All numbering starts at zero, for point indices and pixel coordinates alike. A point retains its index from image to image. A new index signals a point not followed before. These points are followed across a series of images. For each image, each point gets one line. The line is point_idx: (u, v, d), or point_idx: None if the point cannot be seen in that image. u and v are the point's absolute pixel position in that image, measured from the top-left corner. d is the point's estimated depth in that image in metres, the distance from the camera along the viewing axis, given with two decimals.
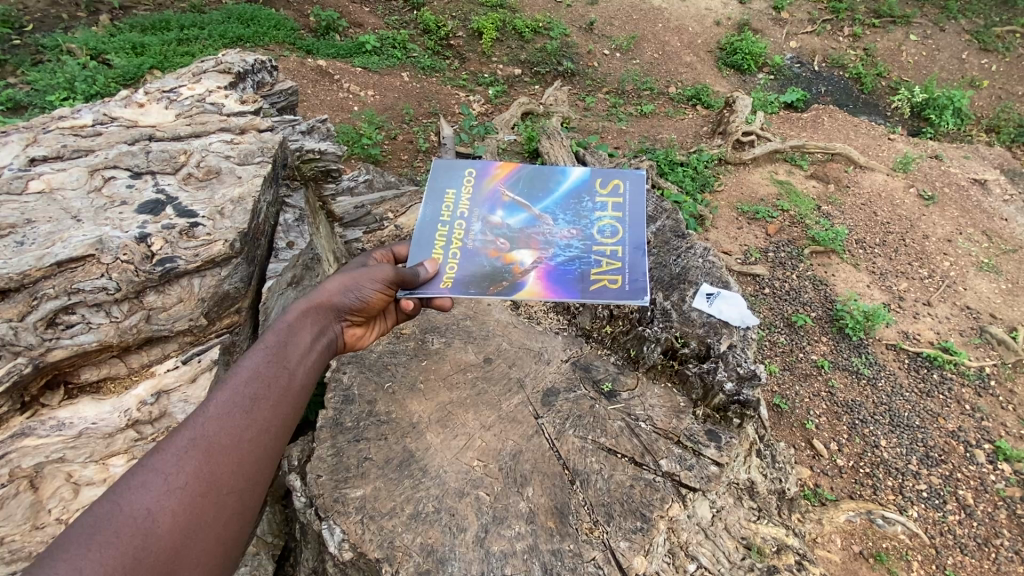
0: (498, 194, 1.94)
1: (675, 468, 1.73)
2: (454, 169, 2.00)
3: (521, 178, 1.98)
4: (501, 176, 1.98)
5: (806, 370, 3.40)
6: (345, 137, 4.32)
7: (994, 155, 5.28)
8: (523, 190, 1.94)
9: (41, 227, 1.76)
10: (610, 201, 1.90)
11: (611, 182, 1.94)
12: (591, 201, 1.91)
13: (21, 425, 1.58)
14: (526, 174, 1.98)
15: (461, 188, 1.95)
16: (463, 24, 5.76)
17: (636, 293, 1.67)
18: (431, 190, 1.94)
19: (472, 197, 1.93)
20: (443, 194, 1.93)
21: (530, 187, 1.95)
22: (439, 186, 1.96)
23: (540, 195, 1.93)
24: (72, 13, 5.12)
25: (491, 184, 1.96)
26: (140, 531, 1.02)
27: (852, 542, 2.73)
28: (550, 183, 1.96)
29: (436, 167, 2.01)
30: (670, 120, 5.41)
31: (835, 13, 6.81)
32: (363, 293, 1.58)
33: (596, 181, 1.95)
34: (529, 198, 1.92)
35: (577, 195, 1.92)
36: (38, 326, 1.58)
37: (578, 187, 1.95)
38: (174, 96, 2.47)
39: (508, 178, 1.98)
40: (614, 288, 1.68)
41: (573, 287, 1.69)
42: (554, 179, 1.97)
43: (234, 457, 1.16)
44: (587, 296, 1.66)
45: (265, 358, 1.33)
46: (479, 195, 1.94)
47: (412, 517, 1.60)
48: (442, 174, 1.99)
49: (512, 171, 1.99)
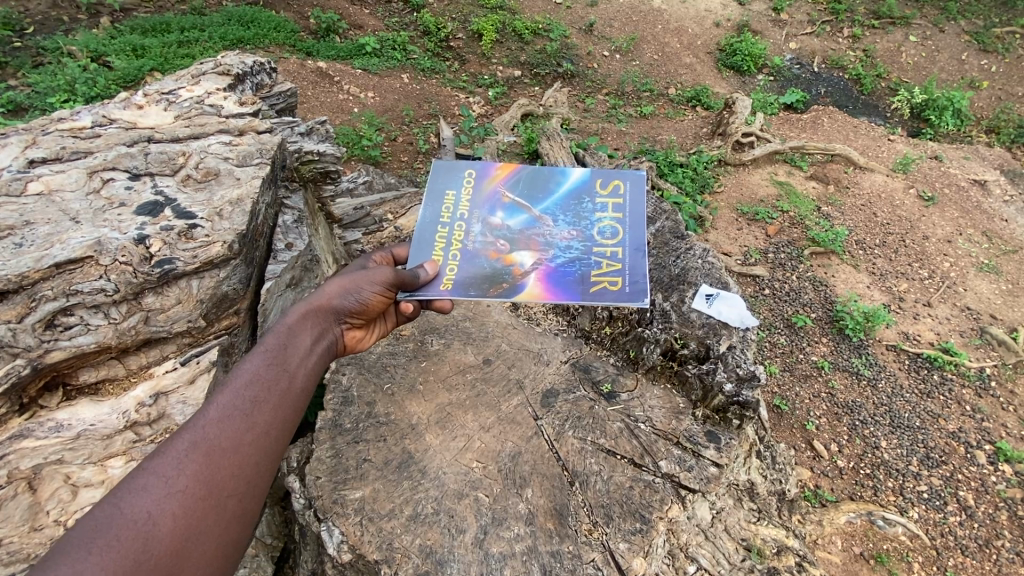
0: (498, 195, 1.93)
1: (675, 469, 1.73)
2: (454, 170, 2.00)
3: (521, 179, 1.98)
4: (501, 177, 1.98)
5: (806, 371, 3.40)
6: (345, 139, 4.33)
7: (994, 155, 5.29)
8: (523, 191, 1.94)
9: (40, 228, 1.76)
10: (611, 202, 1.90)
11: (611, 182, 1.94)
12: (591, 202, 1.91)
13: (20, 426, 1.58)
14: (526, 175, 1.98)
15: (461, 190, 1.95)
16: (463, 26, 5.77)
17: (637, 295, 1.67)
18: (431, 191, 1.94)
19: (472, 198, 1.92)
20: (443, 195, 1.93)
21: (530, 188, 1.95)
22: (438, 187, 1.96)
23: (541, 196, 1.93)
24: (73, 15, 5.14)
25: (491, 185, 1.96)
26: (141, 535, 1.02)
27: (853, 543, 2.73)
28: (550, 184, 1.96)
29: (436, 168, 2.00)
30: (670, 121, 5.42)
31: (835, 15, 6.82)
32: (362, 295, 1.57)
33: (596, 182, 1.95)
34: (529, 199, 1.92)
35: (577, 196, 1.92)
36: (37, 327, 1.59)
37: (579, 188, 1.95)
38: (173, 98, 2.47)
39: (508, 179, 1.98)
40: (614, 291, 1.68)
41: (574, 289, 1.69)
42: (555, 180, 1.97)
43: (233, 460, 1.16)
44: (588, 298, 1.65)
45: (265, 361, 1.33)
46: (479, 196, 1.93)
47: (411, 519, 1.60)
48: (442, 175, 1.99)
49: (512, 172, 1.98)
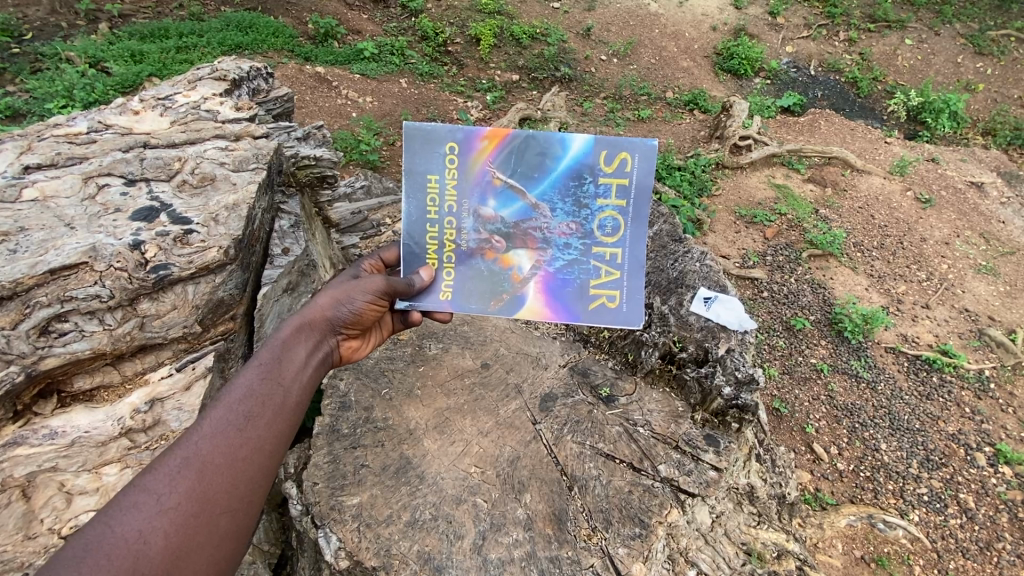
0: (487, 176, 1.70)
1: (674, 473, 1.72)
2: (434, 140, 1.68)
3: (513, 150, 1.68)
4: (490, 150, 1.68)
5: (806, 374, 3.39)
6: (343, 144, 4.33)
7: (991, 157, 5.30)
8: (516, 170, 1.69)
9: (34, 234, 1.73)
10: (615, 183, 1.69)
11: (618, 156, 1.67)
12: (593, 185, 1.70)
13: (13, 433, 1.56)
14: (520, 144, 1.67)
15: (445, 172, 1.70)
16: (461, 31, 5.79)
17: (633, 313, 1.75)
18: (410, 174, 1.70)
19: (458, 183, 1.71)
20: (426, 179, 1.71)
21: (523, 162, 1.69)
22: (418, 167, 1.70)
23: (536, 175, 1.70)
24: (71, 21, 5.15)
25: (479, 163, 1.69)
26: (132, 553, 1.01)
27: (853, 547, 2.71)
28: (547, 159, 1.69)
29: (409, 137, 1.67)
30: (668, 125, 5.44)
31: (831, 19, 6.85)
32: (355, 305, 1.56)
33: (600, 156, 1.68)
34: (522, 181, 1.70)
35: (577, 177, 1.70)
36: (31, 334, 1.57)
37: (581, 163, 1.69)
38: (169, 104, 2.47)
39: (498, 151, 1.68)
40: (612, 308, 1.75)
41: (573, 306, 1.76)
42: (553, 152, 1.68)
43: (226, 476, 1.15)
44: (586, 318, 1.75)
45: (259, 375, 1.32)
46: (467, 180, 1.71)
47: (409, 525, 1.58)
48: (418, 148, 1.68)
49: (501, 141, 1.67)
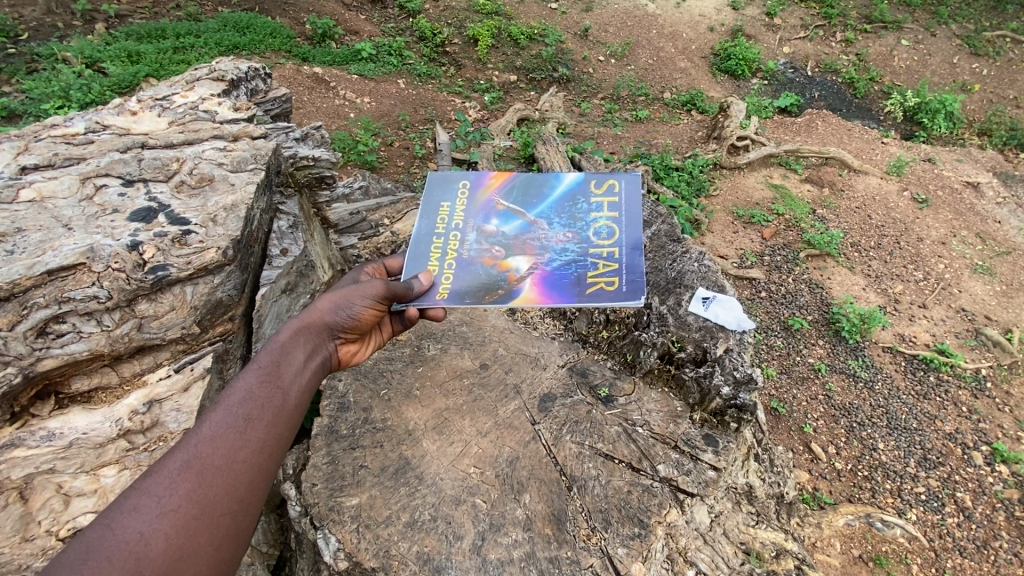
0: (492, 203, 1.91)
1: (673, 473, 1.72)
2: (449, 183, 1.98)
3: (515, 187, 1.95)
4: (496, 186, 1.96)
5: (803, 374, 3.40)
6: (341, 144, 4.33)
7: (987, 158, 5.33)
8: (518, 199, 1.91)
9: (31, 235, 1.73)
10: (606, 201, 1.87)
11: (606, 183, 1.91)
12: (586, 203, 1.87)
13: (11, 435, 1.56)
14: (522, 182, 1.96)
15: (457, 200, 1.93)
16: (458, 32, 5.82)
17: (635, 294, 1.64)
18: (425, 204, 1.93)
19: (466, 209, 1.90)
20: (438, 207, 1.92)
21: (524, 194, 1.93)
22: (433, 199, 1.94)
23: (535, 201, 1.90)
24: (67, 21, 5.13)
25: (485, 195, 1.94)
26: (134, 555, 1.00)
27: (852, 546, 2.70)
28: (543, 189, 1.93)
29: (430, 182, 1.99)
30: (666, 125, 5.45)
31: (828, 19, 6.87)
32: (354, 310, 1.55)
33: (590, 184, 1.91)
34: (523, 205, 1.89)
35: (571, 199, 1.89)
36: (28, 335, 1.56)
37: (574, 190, 1.91)
38: (167, 104, 2.47)
39: (503, 187, 1.95)
40: (611, 289, 1.65)
41: (570, 290, 1.65)
42: (548, 186, 1.94)
43: (227, 478, 1.15)
44: (583, 299, 1.62)
45: (258, 378, 1.32)
46: (474, 206, 1.91)
47: (408, 526, 1.58)
48: (436, 187, 1.97)
49: (505, 180, 1.96)
